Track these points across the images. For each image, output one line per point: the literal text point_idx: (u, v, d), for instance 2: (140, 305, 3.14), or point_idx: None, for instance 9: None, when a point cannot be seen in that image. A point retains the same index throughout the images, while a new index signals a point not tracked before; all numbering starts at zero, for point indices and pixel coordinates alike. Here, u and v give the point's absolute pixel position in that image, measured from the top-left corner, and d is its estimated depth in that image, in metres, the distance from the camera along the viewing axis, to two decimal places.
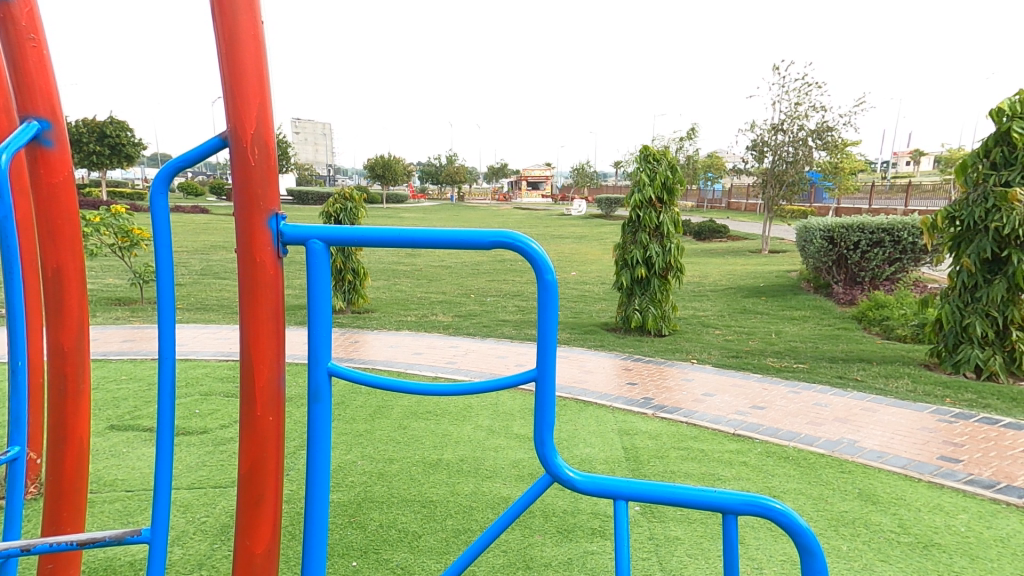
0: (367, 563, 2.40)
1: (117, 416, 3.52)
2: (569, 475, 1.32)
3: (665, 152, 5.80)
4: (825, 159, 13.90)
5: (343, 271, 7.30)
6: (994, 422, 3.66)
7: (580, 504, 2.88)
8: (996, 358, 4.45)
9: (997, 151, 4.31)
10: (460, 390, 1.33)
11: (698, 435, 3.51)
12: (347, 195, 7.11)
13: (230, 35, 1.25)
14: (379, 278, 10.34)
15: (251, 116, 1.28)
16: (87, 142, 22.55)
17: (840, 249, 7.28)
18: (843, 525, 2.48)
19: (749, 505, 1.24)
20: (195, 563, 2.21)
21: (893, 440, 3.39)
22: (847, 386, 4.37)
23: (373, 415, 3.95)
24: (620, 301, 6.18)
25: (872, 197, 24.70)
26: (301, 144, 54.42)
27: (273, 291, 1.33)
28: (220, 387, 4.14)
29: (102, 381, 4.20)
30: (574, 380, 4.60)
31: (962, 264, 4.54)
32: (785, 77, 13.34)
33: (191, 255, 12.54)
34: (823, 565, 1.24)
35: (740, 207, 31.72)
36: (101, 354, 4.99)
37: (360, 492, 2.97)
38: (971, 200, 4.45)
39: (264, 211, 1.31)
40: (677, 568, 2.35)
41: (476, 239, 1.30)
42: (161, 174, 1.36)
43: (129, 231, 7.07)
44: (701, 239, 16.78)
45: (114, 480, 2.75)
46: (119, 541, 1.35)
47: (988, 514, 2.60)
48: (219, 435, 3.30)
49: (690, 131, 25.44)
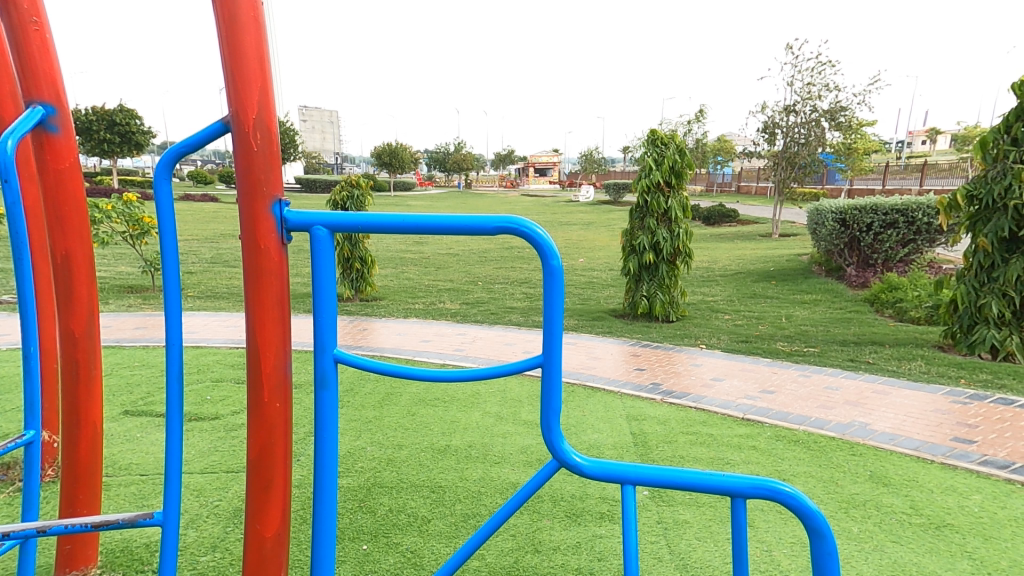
0: (378, 547, 2.43)
1: (130, 402, 3.57)
2: (575, 459, 1.31)
3: (674, 136, 5.73)
4: (838, 139, 13.65)
5: (350, 260, 7.34)
6: (1009, 403, 3.60)
7: (588, 489, 2.89)
8: (1013, 339, 4.37)
9: (1017, 126, 4.18)
10: (466, 376, 1.33)
11: (706, 420, 3.50)
12: (354, 182, 7.09)
13: (230, 18, 1.23)
14: (387, 266, 10.36)
15: (253, 100, 1.27)
16: (97, 131, 22.67)
17: (853, 231, 7.15)
18: (853, 507, 2.46)
19: (758, 488, 1.23)
20: (209, 545, 2.25)
21: (906, 422, 3.35)
22: (859, 369, 4.33)
23: (381, 402, 3.98)
24: (627, 287, 6.14)
25: (886, 178, 24.30)
26: (308, 132, 54.41)
27: (278, 277, 1.33)
28: (231, 374, 4.19)
29: (115, 367, 4.26)
30: (582, 367, 4.60)
31: (979, 243, 4.44)
32: (798, 57, 13.07)
33: (201, 243, 12.63)
34: (834, 547, 1.23)
35: (750, 191, 31.34)
36: (114, 342, 5.06)
37: (369, 477, 3.00)
38: (990, 177, 4.35)
39: (268, 197, 1.30)
40: (685, 551, 2.36)
41: (481, 224, 1.29)
42: (165, 160, 1.36)
43: (139, 219, 7.11)
44: (710, 224, 16.60)
45: (129, 465, 2.80)
46: (132, 524, 1.37)
47: (1003, 495, 2.56)
48: (230, 422, 3.33)
49: (699, 114, 25.08)
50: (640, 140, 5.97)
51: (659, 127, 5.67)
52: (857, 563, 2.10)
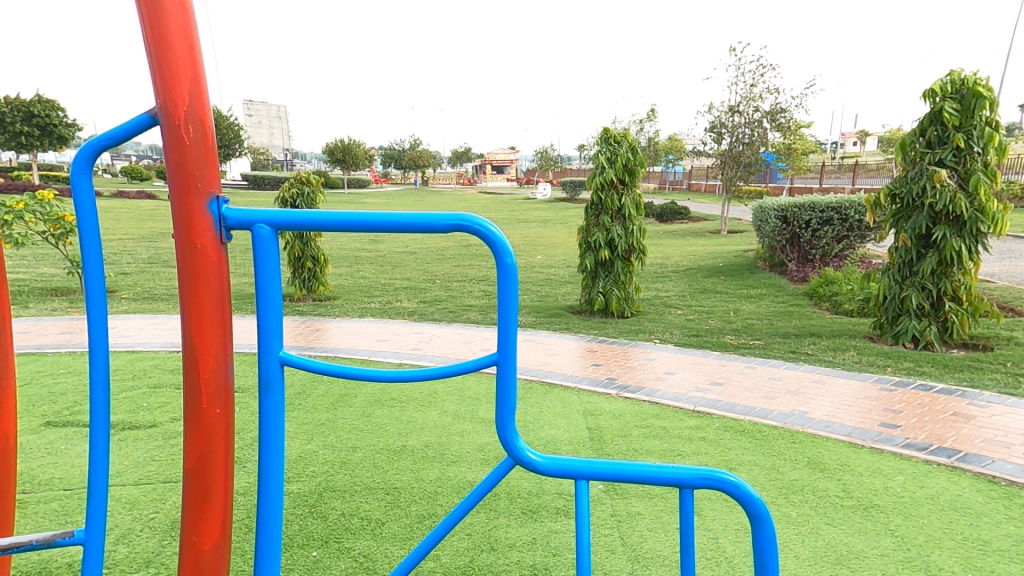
0: (328, 552, 2.37)
1: (53, 412, 3.33)
2: (530, 456, 1.31)
3: (626, 134, 5.81)
4: (779, 140, 14.24)
5: (302, 259, 7.08)
6: (930, 388, 3.87)
7: (545, 485, 2.91)
8: (931, 329, 4.68)
9: (931, 130, 4.52)
10: (421, 376, 1.30)
11: (660, 413, 3.58)
12: (304, 179, 6.86)
13: (153, 4, 1.16)
14: (341, 265, 10.09)
15: (183, 91, 1.20)
16: (13, 122, 20.96)
17: (794, 228, 7.50)
18: (793, 492, 2.58)
19: (704, 478, 1.27)
20: (142, 561, 2.12)
21: (840, 410, 3.54)
22: (800, 360, 4.54)
23: (335, 403, 3.88)
24: (583, 284, 6.22)
25: (823, 176, 25.64)
26: (256, 126, 52.47)
27: (218, 276, 1.26)
28: (170, 379, 3.98)
29: (37, 376, 3.96)
30: (540, 363, 4.62)
31: (900, 239, 4.72)
32: (741, 59, 13.62)
33: (137, 242, 11.96)
34: (772, 532, 1.28)
35: (699, 188, 32.42)
36: (35, 348, 4.70)
37: (321, 481, 2.91)
38: (909, 177, 4.64)
39: (204, 193, 1.24)
40: (637, 542, 2.41)
41: (432, 222, 1.26)
42: (84, 152, 1.27)
43: (59, 218, 6.58)
44: (664, 220, 17.06)
45: (50, 479, 2.61)
46: (48, 544, 1.27)
47: (923, 475, 2.75)
48: (168, 429, 3.17)
49: (650, 113, 25.58)
50: (593, 138, 6.02)
51: (611, 125, 5.74)
52: (794, 545, 2.20)
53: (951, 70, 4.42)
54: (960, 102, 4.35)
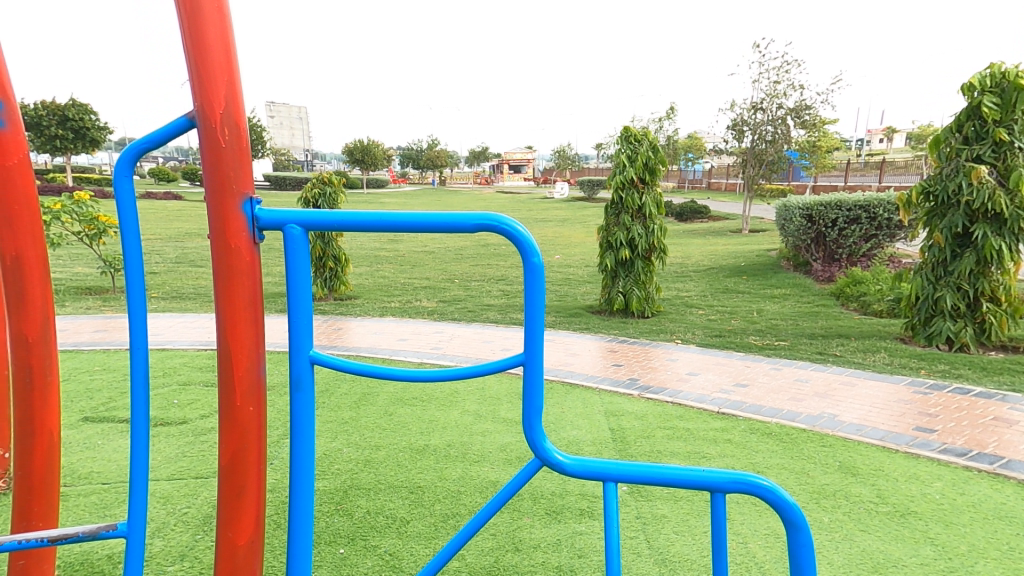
0: (355, 550, 2.38)
1: (90, 407, 3.42)
2: (559, 458, 1.30)
3: (646, 132, 5.77)
4: (803, 137, 13.99)
5: (323, 258, 7.16)
6: (966, 392, 3.76)
7: (568, 486, 2.89)
8: (966, 330, 4.56)
9: (969, 125, 4.39)
10: (449, 376, 1.30)
11: (684, 415, 3.54)
12: (325, 179, 6.94)
13: (191, 7, 1.18)
14: (361, 264, 10.17)
15: (219, 94, 1.21)
16: (47, 126, 21.56)
17: (819, 227, 7.36)
18: (825, 497, 2.53)
19: (737, 482, 1.25)
20: (177, 554, 2.16)
21: (871, 413, 3.46)
22: (827, 362, 4.45)
23: (358, 402, 3.91)
24: (603, 283, 6.18)
25: (847, 174, 25.12)
26: (276, 127, 53.24)
27: (251, 276, 1.27)
28: (199, 377, 4.05)
29: (73, 372, 4.07)
30: (560, 363, 4.60)
31: (935, 238, 4.59)
32: (764, 56, 13.43)
33: (165, 242, 12.21)
34: (809, 539, 1.25)
35: (719, 187, 32.02)
36: (71, 345, 4.83)
37: (346, 479, 2.94)
38: (944, 174, 4.51)
39: (238, 194, 1.25)
40: (664, 545, 2.38)
41: (460, 222, 1.25)
42: (125, 156, 1.29)
43: (93, 218, 6.75)
44: (683, 220, 16.90)
45: (89, 473, 2.67)
46: (93, 536, 1.30)
47: (961, 481, 2.67)
48: (198, 426, 3.22)
49: (669, 112, 25.34)
50: (613, 137, 5.98)
51: (633, 124, 5.70)
52: (828, 552, 2.16)
53: (990, 63, 4.29)
54: (999, 96, 4.21)
